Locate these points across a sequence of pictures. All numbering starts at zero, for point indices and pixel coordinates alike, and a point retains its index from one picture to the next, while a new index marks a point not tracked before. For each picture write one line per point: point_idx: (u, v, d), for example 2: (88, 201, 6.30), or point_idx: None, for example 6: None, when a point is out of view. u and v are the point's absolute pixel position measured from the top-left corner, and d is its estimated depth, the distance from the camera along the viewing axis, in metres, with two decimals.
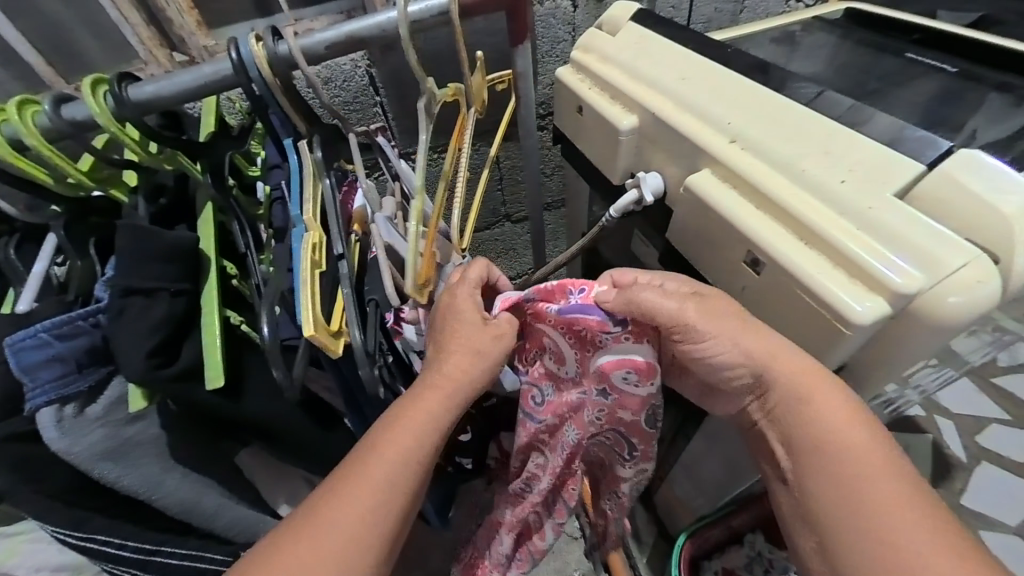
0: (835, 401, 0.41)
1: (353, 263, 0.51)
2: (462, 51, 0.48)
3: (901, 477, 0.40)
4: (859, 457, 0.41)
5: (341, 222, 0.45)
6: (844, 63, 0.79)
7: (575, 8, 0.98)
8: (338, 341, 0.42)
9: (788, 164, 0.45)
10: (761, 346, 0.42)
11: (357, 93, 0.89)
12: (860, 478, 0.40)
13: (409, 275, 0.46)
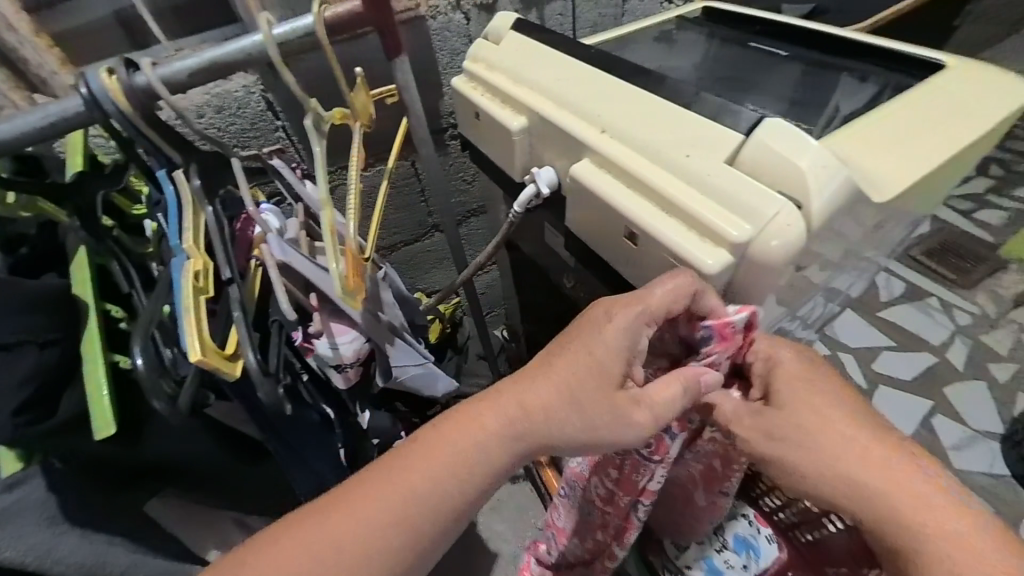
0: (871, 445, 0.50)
1: (255, 287, 0.51)
2: (337, 68, 0.49)
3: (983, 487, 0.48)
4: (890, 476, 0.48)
5: (226, 246, 0.45)
6: (704, 56, 0.90)
7: (467, 21, 1.03)
8: (233, 363, 0.41)
9: (645, 146, 0.51)
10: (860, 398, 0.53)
11: (255, 119, 0.88)
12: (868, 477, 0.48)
13: (338, 282, 0.48)
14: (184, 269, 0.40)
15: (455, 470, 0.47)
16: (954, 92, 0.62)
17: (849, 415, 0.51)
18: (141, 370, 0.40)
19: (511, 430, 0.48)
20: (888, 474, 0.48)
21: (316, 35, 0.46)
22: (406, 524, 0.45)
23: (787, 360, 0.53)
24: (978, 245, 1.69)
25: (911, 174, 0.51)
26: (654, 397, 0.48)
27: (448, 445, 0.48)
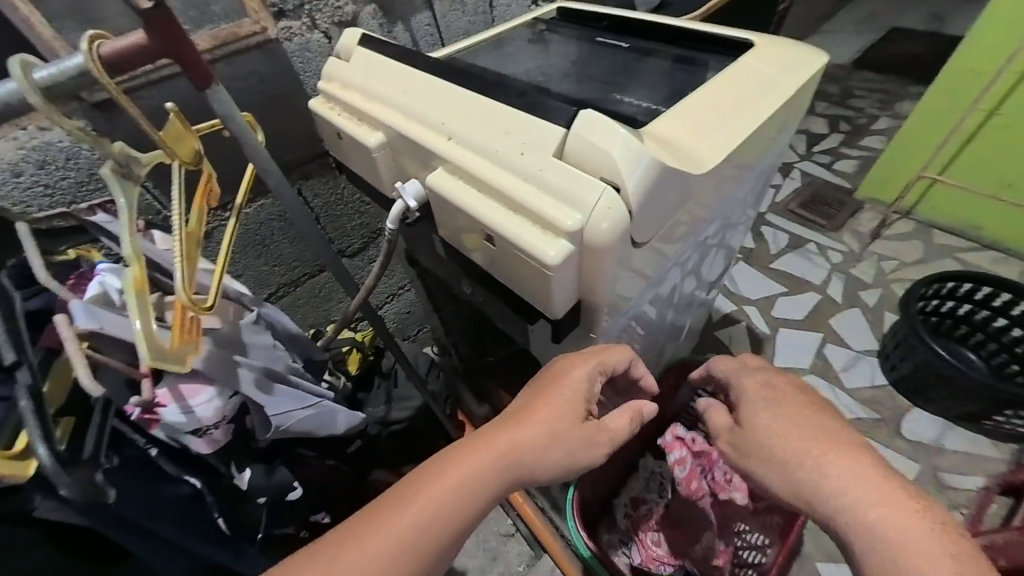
0: (841, 463, 0.49)
1: (67, 368, 0.45)
2: (133, 112, 0.45)
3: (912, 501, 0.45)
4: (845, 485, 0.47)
5: (10, 324, 0.40)
6: (562, 53, 0.95)
7: (328, 40, 1.00)
8: (20, 464, 0.38)
9: (487, 149, 0.52)
10: (823, 419, 0.53)
11: (92, 170, 0.78)
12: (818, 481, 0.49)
13: (143, 348, 0.41)
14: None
15: (466, 505, 0.49)
16: (761, 67, 0.70)
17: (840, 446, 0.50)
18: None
19: (513, 461, 0.51)
20: (836, 482, 0.48)
21: (92, 74, 0.41)
22: (420, 551, 0.46)
23: (755, 390, 0.60)
24: (838, 192, 1.95)
25: (724, 148, 0.58)
26: (611, 424, 0.59)
27: (460, 478, 0.49)
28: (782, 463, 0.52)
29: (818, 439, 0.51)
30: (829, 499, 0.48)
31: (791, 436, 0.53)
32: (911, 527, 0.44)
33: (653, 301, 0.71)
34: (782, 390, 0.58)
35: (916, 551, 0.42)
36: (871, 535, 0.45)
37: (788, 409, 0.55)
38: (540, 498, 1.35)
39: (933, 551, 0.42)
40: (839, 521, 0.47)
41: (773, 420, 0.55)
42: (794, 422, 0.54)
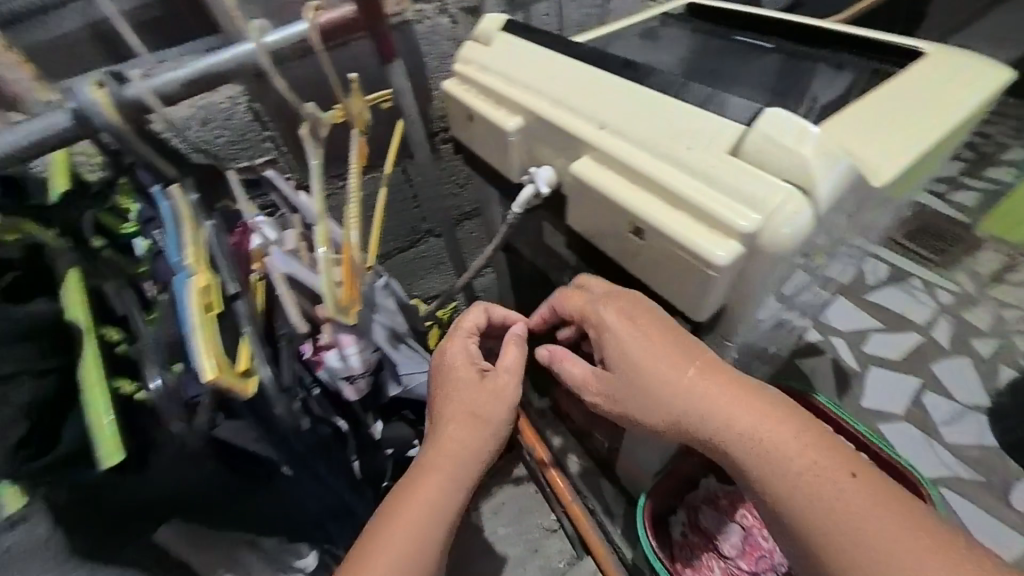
0: (714, 389, 0.51)
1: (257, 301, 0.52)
2: (332, 78, 0.50)
3: (773, 406, 0.51)
4: (728, 414, 0.50)
5: (229, 261, 0.47)
6: (690, 49, 0.91)
7: (454, 24, 1.03)
8: (248, 380, 0.41)
9: (647, 141, 0.51)
10: (684, 345, 0.52)
11: (243, 130, 0.84)
12: (708, 419, 0.51)
13: (329, 302, 0.48)
14: (188, 284, 0.40)
15: (441, 500, 0.57)
16: (935, 78, 0.64)
17: (712, 388, 0.51)
18: (155, 392, 0.40)
19: (450, 455, 0.59)
20: (722, 419, 0.51)
21: (312, 40, 0.46)
22: (420, 547, 0.54)
23: (613, 323, 0.55)
24: (955, 225, 1.74)
25: (910, 152, 0.52)
26: (506, 365, 0.64)
27: (434, 479, 0.57)
28: (669, 395, 0.52)
29: (685, 363, 0.52)
30: (717, 427, 0.50)
31: (664, 354, 0.52)
32: (782, 428, 0.50)
33: (775, 323, 0.66)
34: (645, 320, 0.54)
35: (789, 460, 0.48)
36: (763, 457, 0.49)
37: (647, 326, 0.53)
38: (590, 500, 1.29)
39: (796, 449, 0.49)
40: (732, 449, 0.50)
41: (655, 336, 0.53)
42: (675, 347, 0.52)
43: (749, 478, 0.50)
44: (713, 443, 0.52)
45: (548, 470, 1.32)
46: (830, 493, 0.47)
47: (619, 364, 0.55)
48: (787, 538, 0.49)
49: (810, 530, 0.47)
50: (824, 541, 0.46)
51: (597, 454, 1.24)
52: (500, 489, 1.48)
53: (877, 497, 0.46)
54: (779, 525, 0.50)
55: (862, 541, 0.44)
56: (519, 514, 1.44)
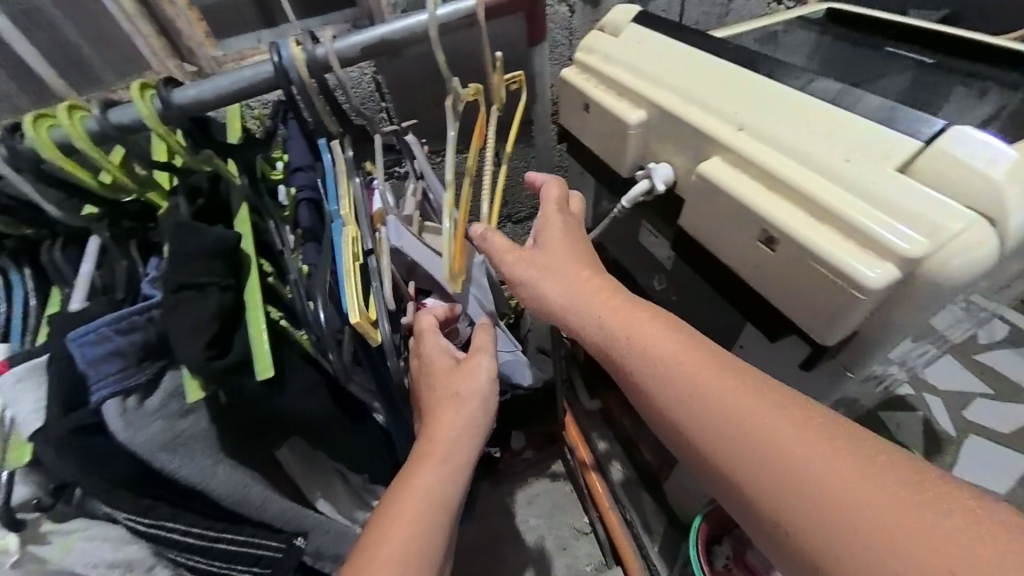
0: (667, 341, 0.46)
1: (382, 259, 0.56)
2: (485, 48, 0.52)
3: (751, 383, 0.42)
4: (694, 376, 0.43)
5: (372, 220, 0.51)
6: (825, 58, 0.85)
7: (571, 14, 1.02)
8: (376, 330, 0.45)
9: (796, 148, 0.49)
10: (604, 279, 0.52)
11: (364, 99, 0.89)
12: (659, 373, 0.45)
13: (445, 265, 0.51)
14: (342, 235, 0.47)
15: (432, 505, 0.48)
16: None
17: (651, 329, 0.47)
18: (324, 326, 0.45)
19: (439, 454, 0.51)
20: (678, 376, 0.44)
21: (477, 15, 0.49)
22: (416, 562, 0.45)
23: (550, 227, 0.56)
24: None
25: None
26: (480, 342, 0.55)
27: (431, 474, 0.50)
28: (561, 308, 0.52)
29: (600, 292, 0.51)
30: (630, 352, 0.47)
31: (560, 266, 0.53)
32: (675, 354, 0.45)
33: (879, 375, 0.61)
34: (570, 237, 0.56)
35: (711, 388, 0.42)
36: (693, 399, 0.43)
37: (548, 241, 0.56)
38: (629, 511, 1.25)
39: (718, 378, 0.42)
40: (650, 388, 0.46)
41: (539, 254, 0.55)
42: (568, 258, 0.54)
43: (678, 428, 0.44)
44: (631, 377, 0.47)
45: (587, 472, 1.31)
46: (772, 425, 0.39)
47: (548, 250, 0.55)
48: (746, 511, 0.40)
49: (751, 478, 0.39)
50: (773, 492, 0.38)
51: (644, 466, 1.26)
52: (535, 480, 1.50)
53: (823, 426, 0.38)
54: (736, 494, 0.40)
55: (822, 488, 0.36)
56: (551, 509, 1.45)
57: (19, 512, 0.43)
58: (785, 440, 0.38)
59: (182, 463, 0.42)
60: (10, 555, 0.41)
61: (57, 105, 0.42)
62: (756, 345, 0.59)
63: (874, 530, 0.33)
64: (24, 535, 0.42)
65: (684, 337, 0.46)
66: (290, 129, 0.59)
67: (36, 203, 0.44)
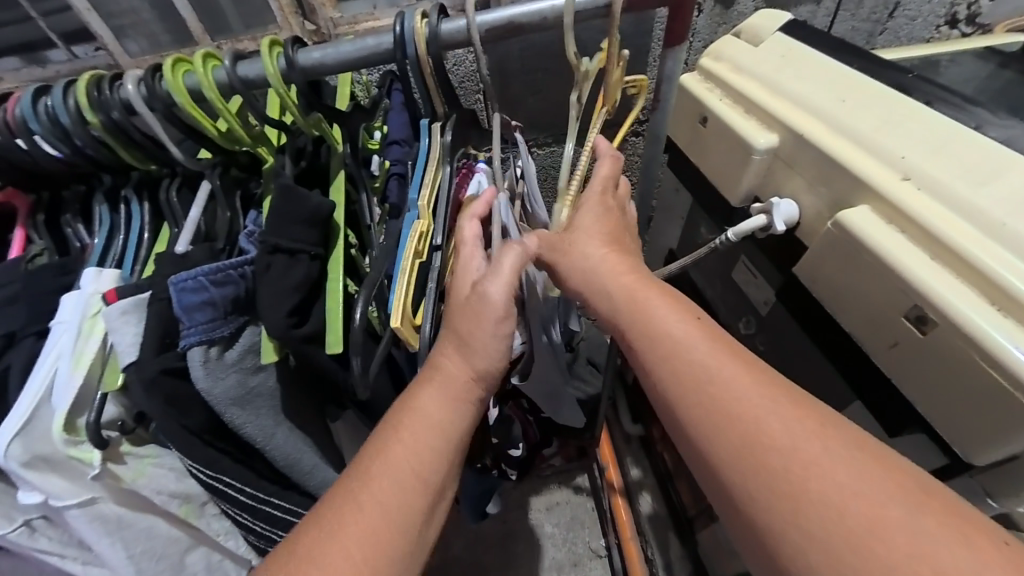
0: (692, 334, 0.40)
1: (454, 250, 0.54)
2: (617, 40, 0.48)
3: (774, 394, 0.36)
4: (717, 377, 0.37)
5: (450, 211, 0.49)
6: (1013, 99, 0.70)
7: (698, 12, 0.93)
8: (414, 334, 0.46)
9: (983, 214, 0.40)
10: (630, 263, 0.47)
11: (464, 77, 0.87)
12: (676, 367, 0.39)
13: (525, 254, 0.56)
14: (414, 227, 0.45)
15: (434, 442, 0.41)
16: None
17: (679, 319, 0.41)
18: (357, 324, 0.42)
19: (450, 384, 0.43)
20: (699, 372, 0.38)
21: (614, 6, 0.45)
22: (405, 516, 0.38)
23: (586, 208, 0.50)
24: None
25: None
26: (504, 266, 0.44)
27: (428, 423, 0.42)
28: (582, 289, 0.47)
29: (626, 275, 0.45)
30: (641, 342, 0.42)
31: (586, 240, 0.48)
32: (691, 349, 0.39)
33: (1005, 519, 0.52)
34: (606, 215, 0.50)
35: (726, 394, 0.36)
36: (704, 401, 0.37)
37: (581, 221, 0.49)
38: (650, 548, 1.23)
39: (747, 388, 0.36)
40: (652, 375, 0.41)
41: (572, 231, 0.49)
42: (594, 232, 0.48)
43: (685, 433, 0.38)
44: (639, 367, 0.42)
45: (615, 495, 1.26)
46: (784, 444, 0.34)
47: (579, 229, 0.49)
48: (741, 530, 0.35)
49: (754, 500, 0.34)
50: (767, 506, 0.33)
51: (678, 509, 1.22)
52: (558, 488, 1.49)
53: (853, 454, 0.32)
54: (736, 513, 0.35)
55: (836, 526, 0.30)
56: (570, 522, 1.43)
57: (105, 429, 0.46)
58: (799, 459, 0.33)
59: (246, 420, 0.42)
60: (93, 468, 0.44)
61: (193, 52, 0.43)
62: (861, 426, 0.52)
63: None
64: (106, 453, 0.45)
65: (712, 334, 0.40)
66: (392, 100, 0.57)
67: (161, 143, 0.47)
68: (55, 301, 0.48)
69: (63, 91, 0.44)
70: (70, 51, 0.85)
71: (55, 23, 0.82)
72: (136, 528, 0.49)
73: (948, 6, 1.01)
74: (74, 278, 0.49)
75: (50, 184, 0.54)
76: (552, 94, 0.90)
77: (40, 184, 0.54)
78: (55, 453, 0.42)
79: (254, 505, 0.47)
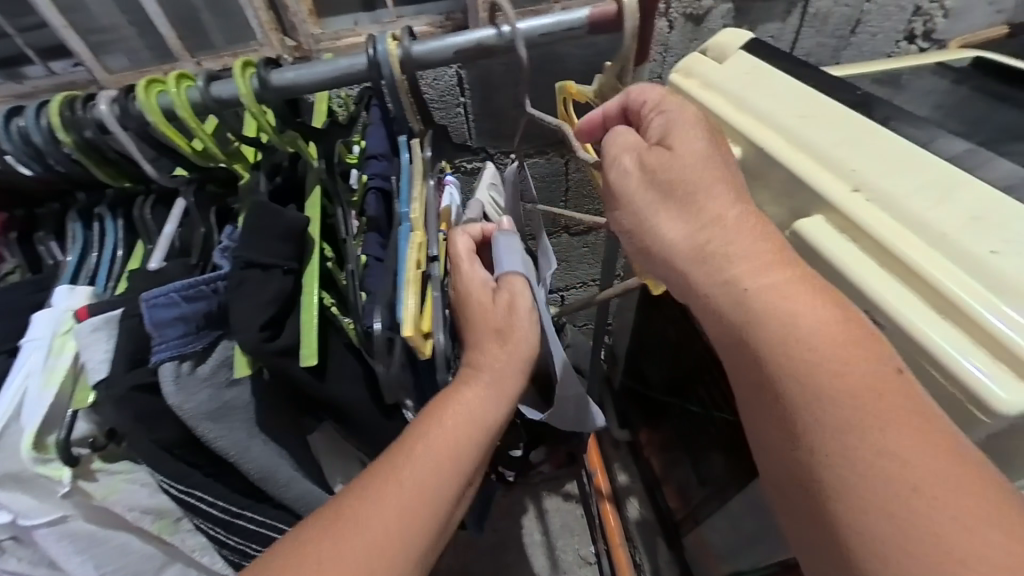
0: (831, 329, 0.37)
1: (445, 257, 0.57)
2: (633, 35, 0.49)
3: (905, 406, 0.34)
4: (843, 370, 0.36)
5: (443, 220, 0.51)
6: (963, 113, 0.74)
7: (670, 29, 0.97)
8: (427, 342, 0.47)
9: (925, 225, 0.43)
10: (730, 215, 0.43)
11: (444, 92, 0.90)
12: (804, 363, 0.37)
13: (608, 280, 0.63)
14: (409, 240, 0.48)
15: (468, 434, 0.47)
16: None
17: (826, 313, 0.38)
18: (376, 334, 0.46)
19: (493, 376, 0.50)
20: (834, 368, 0.36)
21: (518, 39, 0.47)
22: (430, 503, 0.43)
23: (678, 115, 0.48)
24: None
25: None
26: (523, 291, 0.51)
27: (466, 419, 0.47)
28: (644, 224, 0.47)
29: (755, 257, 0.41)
30: (744, 276, 0.41)
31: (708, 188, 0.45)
32: (820, 347, 0.37)
33: None
34: (712, 152, 0.46)
35: (822, 343, 0.37)
36: (786, 341, 0.38)
37: (679, 146, 0.46)
38: (638, 554, 1.27)
39: (876, 398, 0.34)
40: (777, 373, 0.38)
41: (670, 158, 0.46)
42: (700, 173, 0.44)
43: (789, 424, 0.37)
44: (754, 361, 0.40)
45: (603, 502, 1.27)
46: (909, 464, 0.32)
47: (677, 157, 0.46)
48: (800, 499, 0.37)
49: (801, 419, 0.36)
50: (855, 500, 0.33)
51: (663, 512, 1.24)
52: (548, 495, 1.49)
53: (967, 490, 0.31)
54: (783, 434, 0.38)
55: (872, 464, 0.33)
56: (560, 530, 1.44)
57: (76, 446, 0.46)
58: (921, 478, 0.32)
59: (219, 434, 0.43)
60: (63, 486, 0.44)
61: (167, 73, 0.44)
62: None
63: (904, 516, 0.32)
64: (76, 471, 0.45)
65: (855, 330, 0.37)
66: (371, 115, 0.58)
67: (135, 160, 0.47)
68: (31, 317, 0.48)
69: (36, 111, 0.44)
70: (48, 67, 0.85)
71: (33, 39, 0.82)
72: (109, 545, 0.50)
73: (907, 23, 1.06)
74: (48, 294, 0.50)
75: (24, 201, 0.55)
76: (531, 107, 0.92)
77: (13, 201, 0.54)
78: (25, 470, 0.42)
79: (226, 518, 0.47)
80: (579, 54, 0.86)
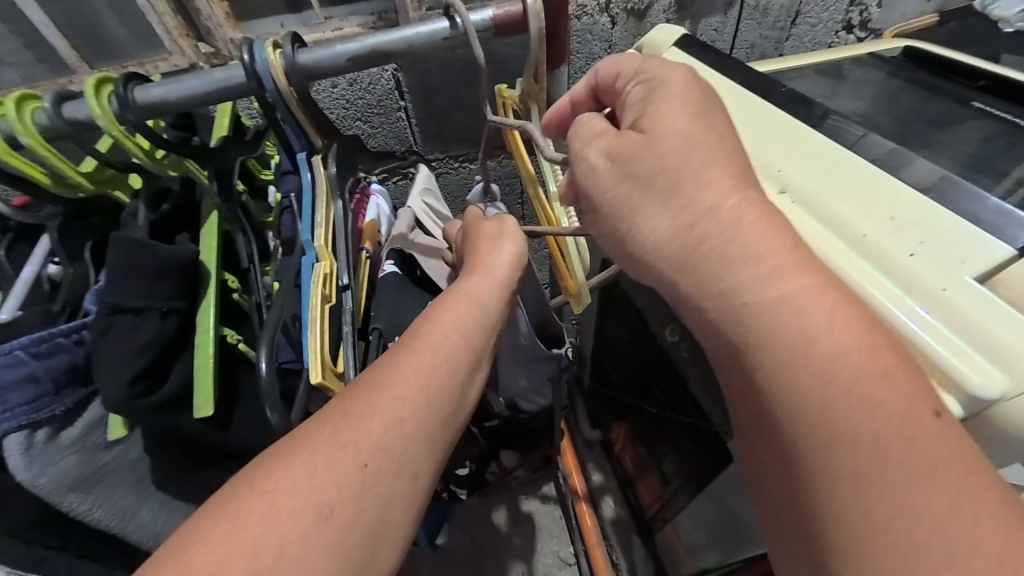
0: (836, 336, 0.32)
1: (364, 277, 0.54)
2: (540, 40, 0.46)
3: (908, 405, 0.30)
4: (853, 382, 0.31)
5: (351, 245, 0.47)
6: (896, 104, 0.74)
7: (613, 25, 0.94)
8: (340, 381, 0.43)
9: (846, 226, 0.41)
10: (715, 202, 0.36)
11: (381, 98, 0.84)
12: (804, 371, 0.32)
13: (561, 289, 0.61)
14: (314, 271, 0.43)
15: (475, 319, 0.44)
16: None
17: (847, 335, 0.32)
18: (265, 376, 0.40)
19: (478, 269, 0.48)
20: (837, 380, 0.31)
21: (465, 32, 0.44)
22: (441, 389, 0.39)
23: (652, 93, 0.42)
24: None
25: None
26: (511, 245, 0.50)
27: (466, 311, 0.44)
28: (623, 227, 0.41)
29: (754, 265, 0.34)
30: (731, 281, 0.35)
31: (682, 189, 0.38)
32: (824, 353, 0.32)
33: None
34: (707, 128, 0.39)
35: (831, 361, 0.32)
36: (791, 357, 0.33)
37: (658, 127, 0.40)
38: (615, 553, 1.26)
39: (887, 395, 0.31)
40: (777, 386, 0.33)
41: (646, 143, 0.39)
42: (685, 157, 0.38)
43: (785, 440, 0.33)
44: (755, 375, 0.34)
45: (579, 502, 1.28)
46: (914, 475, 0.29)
47: (660, 135, 0.39)
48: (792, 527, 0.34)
49: (797, 425, 0.32)
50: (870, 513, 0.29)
51: (637, 509, 1.23)
52: (525, 498, 1.47)
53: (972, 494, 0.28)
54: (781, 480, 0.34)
55: (876, 400, 0.30)
56: (537, 533, 1.42)
57: None
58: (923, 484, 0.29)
59: (93, 499, 0.44)
60: None
61: (4, 95, 0.40)
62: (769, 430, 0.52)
63: (910, 451, 0.29)
64: None
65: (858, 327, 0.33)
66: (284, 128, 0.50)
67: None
68: None
69: None
70: None
71: None
72: None
73: (844, 13, 1.07)
74: None
75: None
76: (473, 110, 0.88)
77: None
78: None
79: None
80: (519, 54, 0.82)
